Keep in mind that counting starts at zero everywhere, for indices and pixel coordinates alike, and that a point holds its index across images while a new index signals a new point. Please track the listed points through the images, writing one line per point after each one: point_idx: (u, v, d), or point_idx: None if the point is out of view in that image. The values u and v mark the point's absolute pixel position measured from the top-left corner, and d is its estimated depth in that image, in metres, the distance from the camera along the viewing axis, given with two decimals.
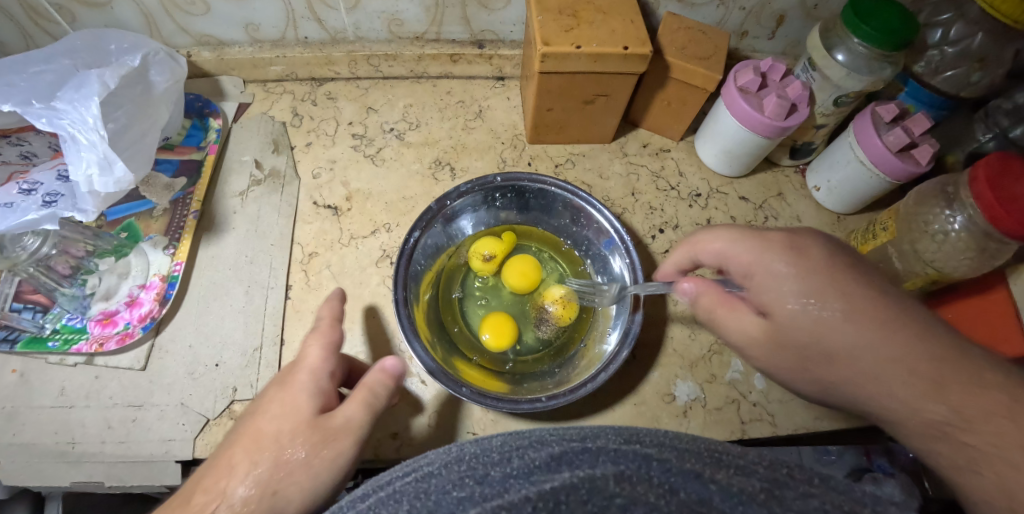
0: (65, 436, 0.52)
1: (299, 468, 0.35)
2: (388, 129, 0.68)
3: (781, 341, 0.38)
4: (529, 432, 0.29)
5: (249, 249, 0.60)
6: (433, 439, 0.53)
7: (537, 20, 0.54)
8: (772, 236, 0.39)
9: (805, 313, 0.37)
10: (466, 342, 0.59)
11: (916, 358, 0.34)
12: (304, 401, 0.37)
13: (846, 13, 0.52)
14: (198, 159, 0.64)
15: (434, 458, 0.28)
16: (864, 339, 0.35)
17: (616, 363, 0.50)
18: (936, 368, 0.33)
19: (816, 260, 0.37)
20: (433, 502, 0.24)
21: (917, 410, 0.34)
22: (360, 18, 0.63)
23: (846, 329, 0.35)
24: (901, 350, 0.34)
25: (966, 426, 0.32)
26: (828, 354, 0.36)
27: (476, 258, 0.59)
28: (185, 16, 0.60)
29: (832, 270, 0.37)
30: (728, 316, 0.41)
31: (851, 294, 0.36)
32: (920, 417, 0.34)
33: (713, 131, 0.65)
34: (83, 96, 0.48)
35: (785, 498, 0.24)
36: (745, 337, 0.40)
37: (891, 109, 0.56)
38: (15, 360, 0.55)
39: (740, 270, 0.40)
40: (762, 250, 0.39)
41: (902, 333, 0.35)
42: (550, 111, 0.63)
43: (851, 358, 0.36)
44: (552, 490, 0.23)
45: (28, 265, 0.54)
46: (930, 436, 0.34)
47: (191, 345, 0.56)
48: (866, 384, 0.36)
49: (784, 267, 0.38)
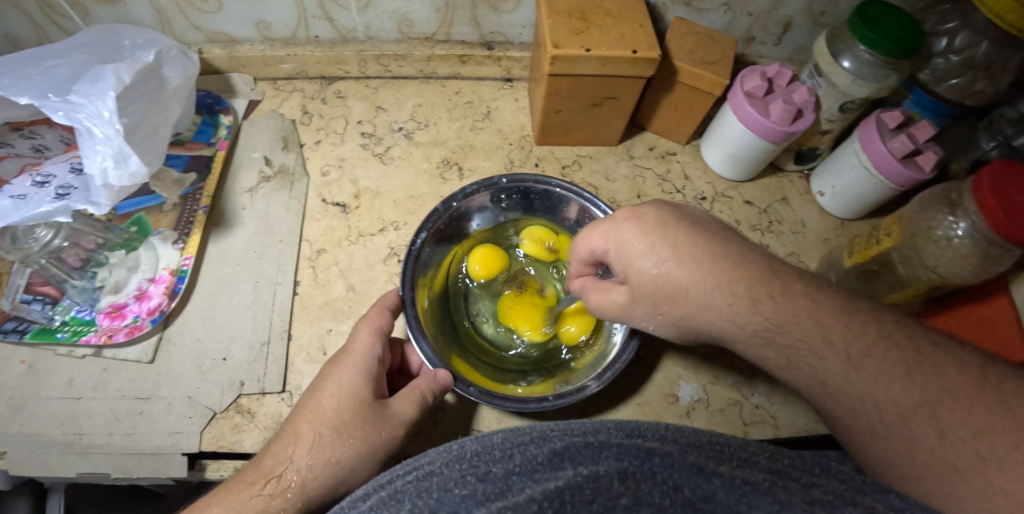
0: (72, 427, 0.52)
1: (341, 446, 0.41)
2: (397, 128, 0.69)
3: (635, 299, 0.41)
4: (532, 427, 0.29)
5: (259, 246, 0.61)
6: (440, 435, 0.54)
7: (547, 23, 0.55)
8: (619, 213, 0.41)
9: (648, 272, 0.39)
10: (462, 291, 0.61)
11: (737, 281, 0.36)
12: (362, 386, 0.44)
13: (853, 20, 0.53)
14: (208, 155, 0.64)
15: (435, 457, 0.28)
16: (694, 275, 0.37)
17: (600, 382, 0.50)
18: (753, 288, 0.35)
19: (654, 222, 0.39)
20: (436, 500, 0.24)
21: (742, 326, 0.36)
22: (371, 17, 0.63)
23: (679, 271, 0.37)
24: (721, 277, 0.36)
25: (782, 332, 0.35)
26: (669, 295, 0.38)
27: (534, 240, 0.62)
28: (197, 14, 0.61)
29: (666, 225, 0.39)
30: (603, 294, 0.44)
31: (683, 240, 0.38)
32: (747, 330, 0.36)
33: (719, 135, 0.65)
34: (99, 90, 0.49)
35: (789, 489, 0.24)
36: (614, 304, 0.43)
37: (896, 116, 0.57)
38: (24, 351, 0.55)
39: (601, 250, 0.42)
40: (612, 227, 0.41)
41: (741, 267, 0.36)
42: (558, 113, 0.63)
43: (686, 296, 0.37)
44: (557, 489, 0.22)
45: (40, 256, 0.55)
46: (758, 345, 0.36)
47: (198, 338, 0.56)
48: (722, 342, 0.38)
49: (631, 236, 0.39)
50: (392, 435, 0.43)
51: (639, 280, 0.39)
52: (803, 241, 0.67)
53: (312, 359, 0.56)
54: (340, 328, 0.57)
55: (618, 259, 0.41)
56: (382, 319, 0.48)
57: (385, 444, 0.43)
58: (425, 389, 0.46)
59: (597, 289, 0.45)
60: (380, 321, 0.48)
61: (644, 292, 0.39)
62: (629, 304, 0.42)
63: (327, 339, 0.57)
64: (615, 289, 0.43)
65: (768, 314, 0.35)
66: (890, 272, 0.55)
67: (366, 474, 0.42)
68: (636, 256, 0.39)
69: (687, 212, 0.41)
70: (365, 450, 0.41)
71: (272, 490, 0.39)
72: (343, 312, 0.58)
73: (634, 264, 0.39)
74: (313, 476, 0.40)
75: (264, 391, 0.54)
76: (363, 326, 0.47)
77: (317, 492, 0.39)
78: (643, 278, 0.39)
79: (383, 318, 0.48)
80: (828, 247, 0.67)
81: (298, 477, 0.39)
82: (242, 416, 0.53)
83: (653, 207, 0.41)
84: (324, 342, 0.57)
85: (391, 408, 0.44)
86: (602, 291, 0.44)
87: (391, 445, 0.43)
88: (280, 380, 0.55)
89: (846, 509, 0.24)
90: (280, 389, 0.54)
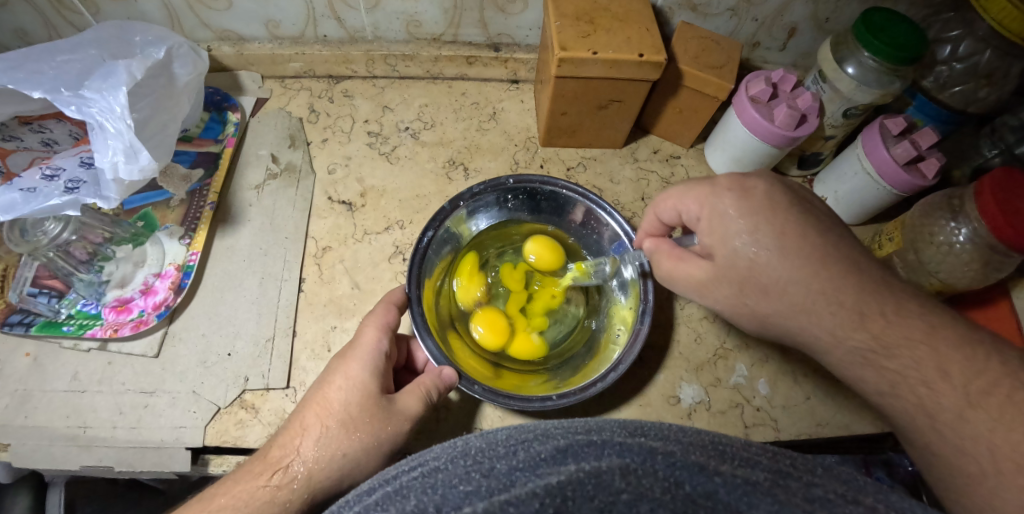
0: (76, 420, 0.53)
1: (345, 440, 0.41)
2: (404, 128, 0.69)
3: (719, 278, 0.42)
4: (534, 425, 0.29)
5: (264, 242, 0.61)
6: (443, 433, 0.54)
7: (555, 25, 0.55)
8: (722, 181, 0.43)
9: (745, 251, 0.41)
10: (570, 350, 0.59)
11: (843, 287, 0.38)
12: (368, 382, 0.44)
13: (857, 27, 0.53)
14: (215, 152, 0.65)
15: (439, 454, 0.28)
16: (795, 271, 0.39)
17: (620, 368, 0.51)
18: (861, 299, 0.38)
19: (760, 202, 0.41)
20: (439, 497, 0.24)
21: (842, 336, 0.38)
22: (379, 18, 0.64)
23: (777, 259, 0.39)
24: (824, 278, 0.38)
25: (893, 355, 0.36)
26: (763, 285, 0.40)
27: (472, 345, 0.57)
28: (206, 12, 0.62)
29: (773, 206, 0.41)
30: (682, 262, 0.45)
31: (789, 227, 0.40)
32: (847, 345, 0.38)
33: (724, 139, 0.66)
34: (111, 86, 0.49)
35: (791, 489, 0.24)
36: (692, 276, 0.44)
37: (899, 122, 0.57)
38: (29, 343, 0.55)
39: (692, 215, 0.44)
40: (713, 196, 0.43)
41: (833, 269, 0.39)
42: (564, 115, 0.64)
43: (783, 290, 0.40)
44: (558, 484, 0.22)
45: (48, 249, 0.55)
46: (857, 362, 0.38)
47: (203, 333, 0.57)
48: (817, 341, 0.40)
49: (732, 208, 0.42)
50: (397, 431, 0.43)
51: (734, 254, 0.41)
52: None
53: (316, 356, 0.56)
54: (344, 325, 0.58)
55: (713, 230, 0.42)
56: (387, 316, 0.48)
57: (388, 441, 0.43)
58: (430, 385, 0.46)
59: (675, 255, 0.45)
60: (385, 318, 0.48)
61: (736, 267, 0.41)
62: (709, 279, 0.43)
63: (331, 336, 0.57)
64: (694, 260, 0.44)
65: (873, 331, 0.37)
66: None
67: (369, 471, 0.42)
68: (736, 232, 0.41)
69: (792, 197, 0.43)
70: (371, 445, 0.42)
71: (279, 481, 0.39)
72: (347, 310, 0.58)
73: (738, 230, 0.41)
74: (319, 469, 0.40)
75: (268, 387, 0.54)
76: (371, 322, 0.48)
77: (322, 487, 0.40)
78: (741, 249, 0.41)
79: (389, 314, 0.49)
80: None
81: (304, 469, 0.40)
82: (246, 411, 0.53)
83: (762, 182, 0.43)
84: (329, 339, 0.57)
85: (397, 404, 0.44)
86: (679, 260, 0.45)
87: (395, 442, 0.43)
88: (284, 376, 0.55)
89: (847, 508, 0.23)
90: (284, 385, 0.54)
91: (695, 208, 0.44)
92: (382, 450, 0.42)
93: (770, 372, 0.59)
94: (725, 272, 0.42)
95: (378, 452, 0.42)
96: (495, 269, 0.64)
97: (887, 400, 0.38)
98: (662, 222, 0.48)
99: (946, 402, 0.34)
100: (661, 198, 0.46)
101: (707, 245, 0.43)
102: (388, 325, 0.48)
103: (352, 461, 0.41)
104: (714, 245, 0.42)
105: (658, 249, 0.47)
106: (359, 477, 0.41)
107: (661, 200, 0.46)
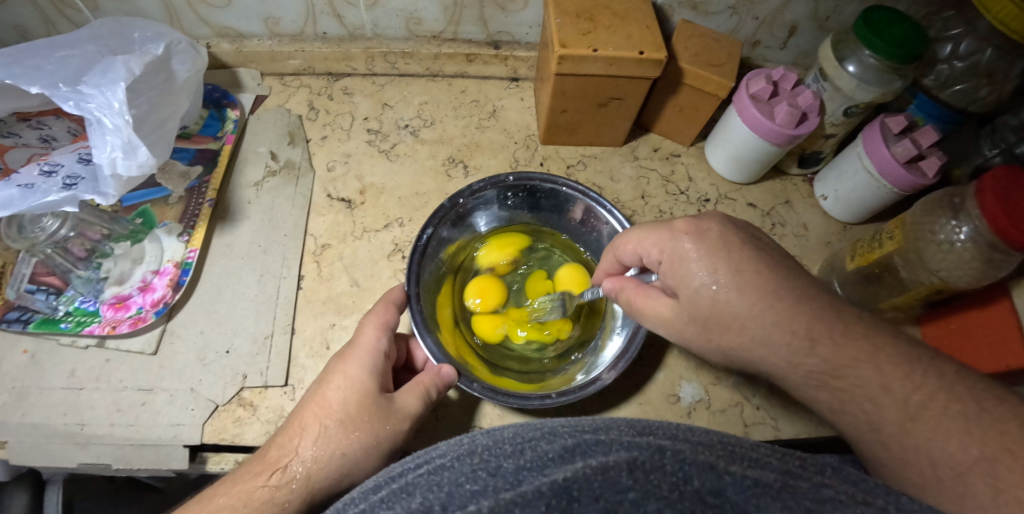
0: (74, 417, 0.52)
1: (344, 439, 0.41)
2: (403, 125, 0.69)
3: (682, 317, 0.42)
4: (541, 423, 0.29)
5: (263, 239, 0.61)
6: (442, 431, 0.54)
7: (555, 23, 0.55)
8: (678, 223, 0.43)
9: (707, 292, 0.40)
10: (524, 365, 0.58)
11: (797, 320, 0.38)
12: (367, 380, 0.44)
13: (858, 25, 0.53)
14: (214, 149, 0.64)
15: (445, 451, 0.28)
16: (753, 308, 0.39)
17: (617, 369, 0.50)
18: (813, 327, 0.38)
19: (716, 241, 0.41)
20: (447, 493, 0.24)
21: (797, 365, 0.39)
22: (379, 15, 0.64)
23: (737, 298, 0.39)
24: (782, 312, 0.39)
25: (840, 376, 0.38)
26: (725, 321, 0.40)
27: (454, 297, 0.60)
28: (205, 8, 0.61)
29: (729, 245, 0.41)
30: (647, 300, 0.44)
31: (745, 266, 0.40)
32: (802, 370, 0.39)
33: (724, 138, 0.65)
34: (109, 81, 0.49)
35: (801, 490, 0.24)
36: (656, 315, 0.44)
37: (900, 121, 0.57)
38: (27, 341, 0.55)
39: (653, 257, 0.44)
40: (670, 238, 0.43)
41: (786, 298, 0.39)
42: (564, 113, 0.64)
43: (743, 326, 0.40)
44: (565, 482, 0.23)
45: (45, 245, 0.55)
46: (812, 386, 0.39)
47: (202, 331, 0.56)
48: (774, 368, 0.40)
49: (689, 250, 0.41)
50: (396, 429, 0.43)
51: (694, 296, 0.41)
52: (806, 245, 0.67)
53: (315, 354, 0.56)
54: (343, 323, 0.57)
55: (673, 271, 0.42)
56: (385, 316, 0.48)
57: (388, 440, 0.43)
58: (428, 384, 0.46)
59: (638, 293, 0.45)
60: (383, 317, 0.48)
61: (697, 307, 0.41)
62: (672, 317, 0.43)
63: (330, 334, 0.57)
64: (656, 299, 0.44)
65: (823, 357, 0.38)
66: (893, 275, 0.56)
67: (368, 469, 0.42)
68: (694, 273, 0.41)
69: (748, 232, 0.43)
70: (371, 444, 0.42)
71: (278, 481, 0.39)
72: (346, 308, 0.58)
73: (697, 272, 0.41)
74: (318, 469, 0.40)
75: (267, 384, 0.54)
76: (370, 321, 0.47)
77: (322, 485, 0.40)
78: (702, 290, 0.41)
79: (388, 313, 0.48)
80: (831, 251, 0.67)
81: (303, 469, 0.40)
82: (245, 409, 0.53)
83: (717, 222, 0.42)
84: (328, 336, 0.57)
85: (396, 403, 0.44)
86: (644, 298, 0.45)
87: (395, 440, 0.43)
88: (283, 373, 0.55)
89: (857, 509, 0.23)
90: (282, 382, 0.54)
91: (655, 250, 0.44)
92: (382, 448, 0.42)
93: None
94: (687, 312, 0.42)
95: (378, 450, 0.42)
96: (530, 265, 0.65)
97: (838, 418, 0.39)
98: (623, 261, 0.48)
99: (890, 413, 0.36)
100: (623, 240, 0.47)
101: (670, 285, 0.43)
102: (386, 324, 0.48)
103: (351, 459, 0.41)
104: (676, 286, 0.42)
105: (620, 289, 0.47)
106: (359, 475, 0.41)
107: (624, 241, 0.47)
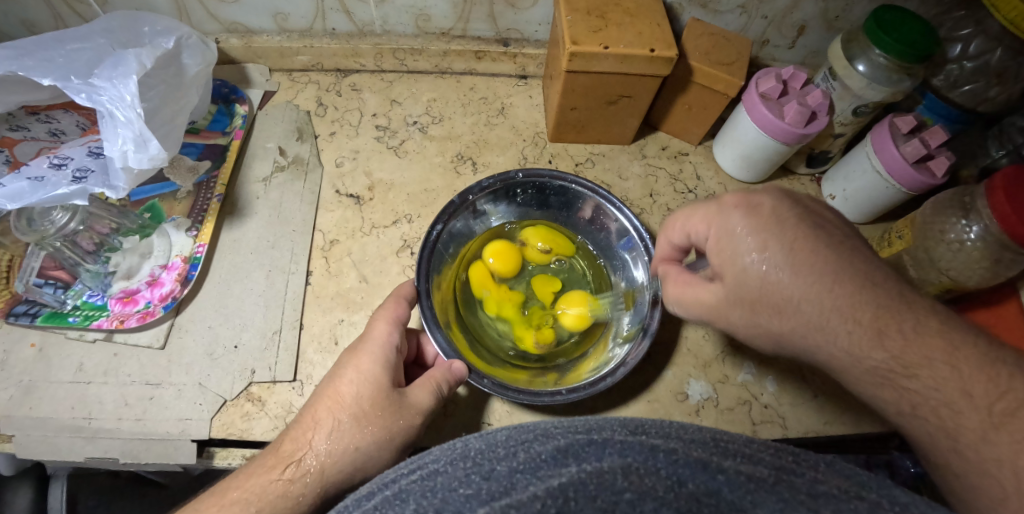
0: (82, 411, 0.52)
1: (356, 433, 0.41)
2: (412, 122, 0.69)
3: (729, 301, 0.40)
4: (534, 424, 0.28)
5: (271, 234, 0.61)
6: (450, 427, 0.54)
7: (566, 20, 0.55)
8: (726, 199, 0.41)
9: (756, 270, 0.38)
10: (485, 334, 0.58)
11: (861, 306, 0.35)
12: (379, 375, 0.44)
13: (869, 25, 0.53)
14: (222, 144, 0.64)
15: (439, 455, 0.28)
16: (810, 289, 0.36)
17: (626, 367, 0.50)
18: (880, 317, 0.34)
19: (769, 217, 0.38)
20: (439, 500, 0.23)
21: (861, 357, 0.35)
22: (388, 11, 0.64)
23: (790, 278, 0.36)
24: (840, 298, 0.35)
25: (912, 374, 0.34)
26: (777, 305, 0.37)
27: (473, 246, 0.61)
28: (215, 3, 0.61)
29: (782, 221, 0.38)
30: (692, 286, 0.43)
31: (800, 244, 0.37)
32: (865, 365, 0.35)
33: (733, 136, 0.65)
34: (120, 74, 0.49)
35: (794, 484, 0.23)
36: (700, 300, 0.42)
37: (909, 120, 0.57)
38: (34, 334, 0.55)
39: (701, 236, 0.42)
40: (717, 214, 0.41)
41: (848, 283, 0.35)
42: (574, 111, 0.64)
43: (795, 309, 0.36)
44: (560, 485, 0.22)
45: (54, 239, 0.55)
46: (874, 383, 0.36)
47: (210, 326, 0.56)
48: (832, 359, 0.36)
49: (738, 225, 0.39)
50: (407, 425, 0.43)
51: (741, 275, 0.38)
52: None
53: (323, 349, 0.56)
54: (352, 319, 0.57)
55: (716, 250, 0.40)
56: (396, 311, 0.48)
57: (401, 435, 0.43)
58: (439, 379, 0.46)
59: (684, 279, 0.44)
60: (395, 311, 0.48)
61: (744, 288, 0.38)
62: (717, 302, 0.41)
63: (339, 329, 0.57)
64: (704, 284, 0.42)
65: (892, 348, 0.34)
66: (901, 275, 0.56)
67: (378, 465, 0.41)
68: (743, 252, 0.38)
69: (808, 210, 0.40)
70: (382, 439, 0.42)
71: (291, 475, 0.39)
72: (355, 304, 0.58)
73: (745, 248, 0.38)
74: (331, 463, 0.40)
75: (275, 380, 0.54)
76: (382, 316, 0.47)
77: (334, 479, 0.40)
78: (749, 267, 0.38)
79: (399, 307, 0.49)
80: None
81: (316, 463, 0.40)
82: (253, 404, 0.53)
83: (770, 198, 0.40)
84: (336, 332, 0.57)
85: (408, 397, 0.44)
86: (689, 284, 0.43)
87: (406, 436, 0.43)
88: (291, 368, 0.54)
89: (851, 504, 0.22)
90: (291, 378, 0.54)
91: (703, 229, 0.42)
92: (394, 444, 0.42)
93: (778, 369, 0.59)
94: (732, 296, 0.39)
95: (390, 446, 0.42)
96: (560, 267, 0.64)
97: (903, 419, 0.36)
98: (673, 245, 0.46)
99: (971, 419, 0.33)
100: (672, 223, 0.45)
101: (716, 267, 0.41)
102: (397, 319, 0.48)
103: (362, 454, 0.41)
104: (722, 266, 0.40)
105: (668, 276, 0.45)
106: (369, 471, 0.41)
107: (672, 224, 0.45)
